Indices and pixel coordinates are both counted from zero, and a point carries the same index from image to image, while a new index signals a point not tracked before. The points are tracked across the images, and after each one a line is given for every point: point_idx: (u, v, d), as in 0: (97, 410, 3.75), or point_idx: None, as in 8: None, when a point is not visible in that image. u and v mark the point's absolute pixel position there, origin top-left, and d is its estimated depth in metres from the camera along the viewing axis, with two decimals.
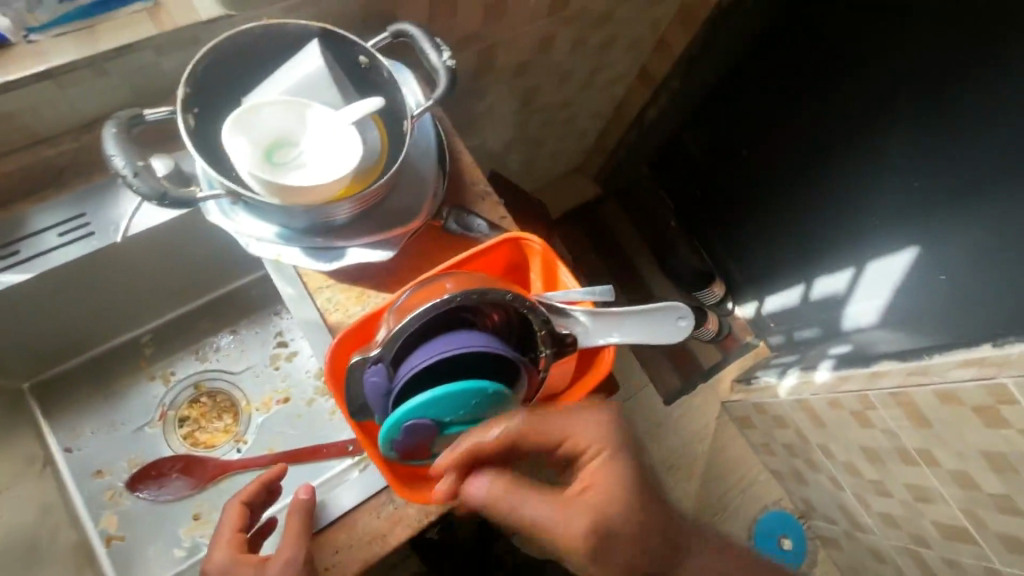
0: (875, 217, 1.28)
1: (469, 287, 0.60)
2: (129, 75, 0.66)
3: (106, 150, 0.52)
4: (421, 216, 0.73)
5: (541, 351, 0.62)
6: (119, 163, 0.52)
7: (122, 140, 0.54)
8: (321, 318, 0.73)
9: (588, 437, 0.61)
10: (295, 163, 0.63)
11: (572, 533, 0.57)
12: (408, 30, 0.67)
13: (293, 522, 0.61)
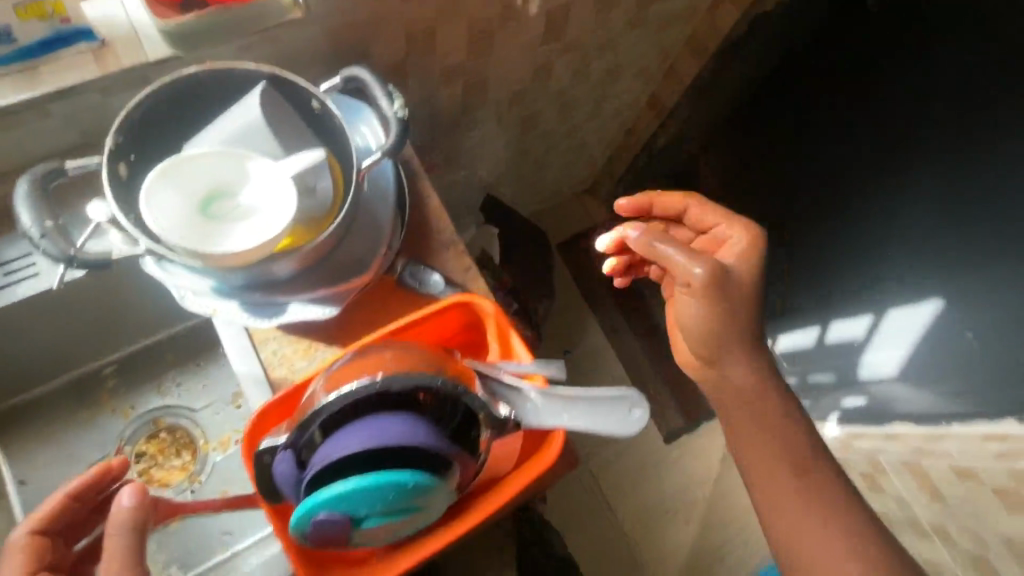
0: (892, 268, 1.13)
1: (401, 365, 0.55)
2: (74, 116, 0.64)
3: (19, 210, 0.51)
4: (373, 270, 0.68)
5: (482, 432, 0.57)
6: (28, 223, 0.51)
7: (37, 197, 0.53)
8: (265, 373, 0.69)
9: (738, 234, 0.76)
10: (230, 217, 0.58)
11: (707, 268, 0.69)
12: (360, 74, 0.64)
13: (111, 544, 0.61)
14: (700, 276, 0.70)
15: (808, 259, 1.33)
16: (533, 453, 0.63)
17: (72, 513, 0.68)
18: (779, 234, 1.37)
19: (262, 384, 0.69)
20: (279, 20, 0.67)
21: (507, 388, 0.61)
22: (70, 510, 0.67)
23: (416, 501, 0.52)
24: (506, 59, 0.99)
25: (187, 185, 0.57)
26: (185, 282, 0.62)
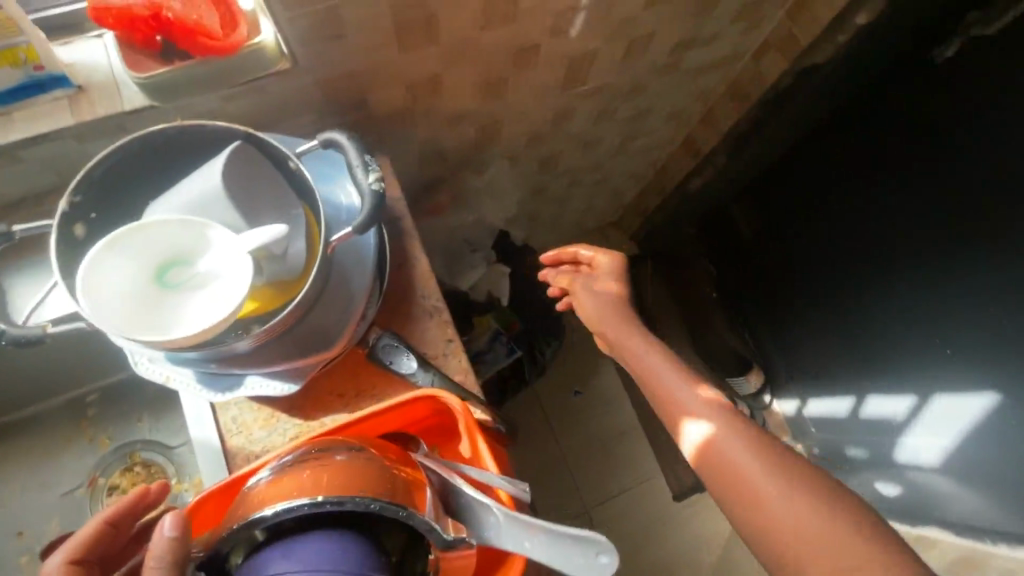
0: (950, 351, 1.02)
1: (341, 477, 0.49)
2: (47, 161, 0.61)
3: None
4: (340, 344, 0.63)
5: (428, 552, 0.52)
6: None
7: None
8: (221, 442, 0.65)
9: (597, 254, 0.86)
10: (182, 289, 0.54)
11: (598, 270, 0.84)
12: (337, 139, 0.59)
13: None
14: (593, 294, 0.82)
15: (841, 330, 1.21)
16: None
17: (109, 542, 0.56)
18: (809, 300, 1.26)
19: (217, 453, 0.65)
20: (264, 71, 0.62)
21: (470, 502, 0.54)
22: (105, 541, 0.55)
23: None
24: (522, 104, 0.93)
25: (140, 252, 0.54)
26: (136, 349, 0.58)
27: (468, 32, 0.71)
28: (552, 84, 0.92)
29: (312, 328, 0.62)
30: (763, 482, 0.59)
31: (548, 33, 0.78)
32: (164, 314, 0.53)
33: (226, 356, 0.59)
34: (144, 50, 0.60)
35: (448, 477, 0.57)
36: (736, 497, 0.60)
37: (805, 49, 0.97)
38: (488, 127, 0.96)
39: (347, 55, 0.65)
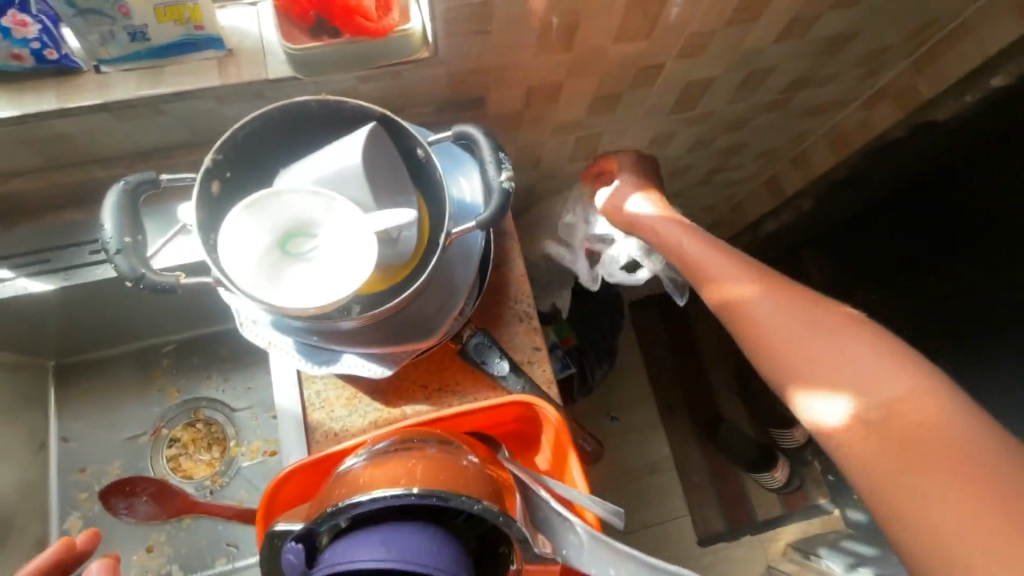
0: None
1: (440, 466, 0.48)
2: (187, 116, 0.63)
3: (100, 218, 0.48)
4: (438, 336, 0.63)
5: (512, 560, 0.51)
6: (106, 234, 0.48)
7: (123, 208, 0.50)
8: (302, 413, 0.66)
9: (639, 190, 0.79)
10: (303, 259, 0.55)
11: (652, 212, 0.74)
12: (473, 134, 0.59)
13: None
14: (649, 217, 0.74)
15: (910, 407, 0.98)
16: None
17: None
18: None
19: (298, 425, 0.65)
20: (406, 57, 0.63)
21: (556, 516, 0.53)
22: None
23: None
24: (626, 122, 0.92)
25: (268, 217, 0.55)
26: (250, 309, 0.59)
27: (603, 44, 0.71)
28: (660, 106, 0.90)
29: (413, 316, 0.62)
30: (956, 454, 0.46)
31: (674, 55, 0.78)
32: (284, 282, 0.54)
33: (329, 327, 0.59)
34: (296, 21, 0.61)
35: (531, 488, 0.55)
36: (903, 478, 0.47)
37: (925, 102, 0.93)
38: (587, 140, 0.95)
39: (484, 52, 0.66)
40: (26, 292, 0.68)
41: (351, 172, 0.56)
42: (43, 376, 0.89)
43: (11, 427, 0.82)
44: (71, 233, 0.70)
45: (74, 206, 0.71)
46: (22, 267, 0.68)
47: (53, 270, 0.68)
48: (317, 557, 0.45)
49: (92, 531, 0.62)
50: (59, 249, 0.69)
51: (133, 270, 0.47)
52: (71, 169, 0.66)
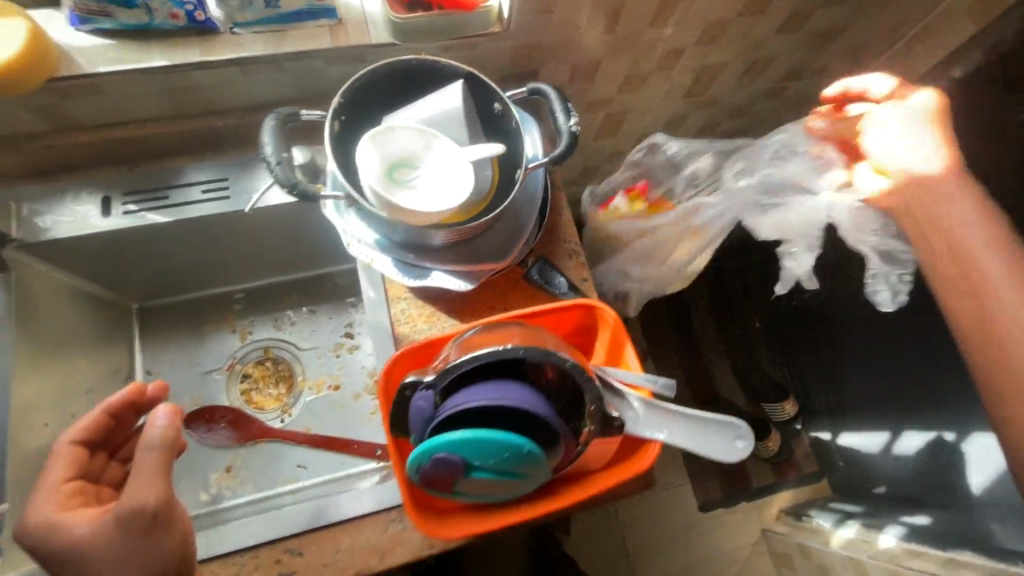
0: None
1: (531, 340, 0.61)
2: (299, 74, 0.75)
3: (262, 139, 0.60)
4: (510, 259, 0.75)
5: (586, 424, 0.60)
6: (268, 151, 0.60)
7: (277, 133, 0.62)
8: (390, 327, 0.77)
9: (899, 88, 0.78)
10: (408, 185, 0.66)
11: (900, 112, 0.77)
12: (545, 90, 0.72)
13: (143, 460, 0.59)
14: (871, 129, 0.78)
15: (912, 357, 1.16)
16: (627, 459, 0.65)
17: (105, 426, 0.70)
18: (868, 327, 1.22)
19: (386, 337, 0.77)
20: (485, 30, 0.76)
21: (617, 389, 0.64)
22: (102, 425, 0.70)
23: (521, 467, 0.58)
24: (648, 103, 1.07)
25: (384, 144, 0.66)
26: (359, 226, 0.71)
27: (638, 27, 0.85)
28: (676, 89, 1.05)
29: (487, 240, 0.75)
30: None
31: (693, 41, 0.93)
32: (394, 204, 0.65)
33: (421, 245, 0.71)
34: None
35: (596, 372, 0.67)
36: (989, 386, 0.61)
37: None
38: (613, 118, 1.09)
39: (545, 30, 0.79)
40: (148, 224, 0.78)
41: (448, 113, 0.68)
42: (126, 316, 0.97)
43: (103, 357, 0.91)
44: (186, 176, 0.80)
45: (186, 153, 0.81)
46: (143, 203, 0.79)
47: (168, 205, 0.79)
48: (440, 402, 0.57)
49: (160, 384, 0.75)
50: (175, 187, 0.79)
51: (289, 181, 0.59)
52: (193, 118, 0.77)
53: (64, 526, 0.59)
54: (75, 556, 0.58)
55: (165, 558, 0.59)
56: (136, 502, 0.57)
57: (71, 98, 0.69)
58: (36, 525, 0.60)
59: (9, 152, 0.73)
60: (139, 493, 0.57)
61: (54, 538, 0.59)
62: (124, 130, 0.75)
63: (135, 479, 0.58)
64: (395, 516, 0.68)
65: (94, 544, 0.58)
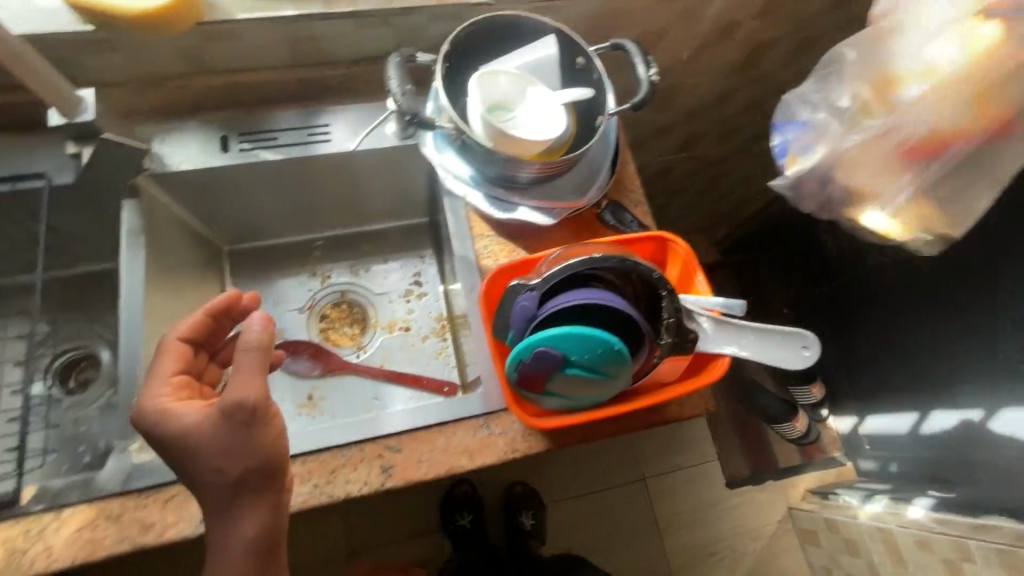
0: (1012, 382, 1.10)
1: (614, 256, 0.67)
2: (401, 29, 0.84)
3: (388, 73, 0.69)
4: (587, 200, 0.82)
5: (664, 335, 0.67)
6: (394, 84, 0.69)
7: (400, 69, 0.71)
8: (476, 259, 0.85)
9: None
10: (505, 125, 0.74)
11: None
12: (626, 45, 0.79)
13: (248, 358, 0.60)
14: None
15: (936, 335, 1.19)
16: (697, 373, 0.72)
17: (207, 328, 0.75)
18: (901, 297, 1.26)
19: (472, 268, 0.84)
20: None
21: (690, 311, 0.70)
22: (205, 325, 0.75)
23: (609, 366, 0.65)
24: (701, 76, 1.14)
25: (487, 84, 0.74)
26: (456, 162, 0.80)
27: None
28: (729, 63, 1.12)
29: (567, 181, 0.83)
30: None
31: (750, 15, 1.00)
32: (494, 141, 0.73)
33: (511, 180, 0.79)
34: None
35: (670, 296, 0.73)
36: None
37: None
38: (668, 90, 1.16)
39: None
40: (259, 161, 0.86)
41: (542, 59, 0.76)
42: (219, 257, 1.06)
43: (203, 289, 0.99)
44: (294, 120, 0.88)
45: (292, 101, 0.90)
46: (256, 142, 0.87)
47: (278, 144, 0.87)
48: (541, 303, 0.65)
49: (254, 298, 0.81)
50: (283, 130, 0.87)
51: (410, 108, 0.68)
52: (306, 68, 0.86)
53: (172, 414, 0.61)
54: (186, 439, 0.60)
55: (258, 454, 0.59)
56: (235, 396, 0.58)
57: (209, 41, 0.78)
58: (146, 409, 0.63)
59: (147, 90, 0.83)
60: (242, 387, 0.58)
61: (163, 423, 0.62)
62: (247, 76, 0.85)
63: (237, 373, 0.59)
64: (482, 423, 0.75)
65: (201, 431, 0.59)
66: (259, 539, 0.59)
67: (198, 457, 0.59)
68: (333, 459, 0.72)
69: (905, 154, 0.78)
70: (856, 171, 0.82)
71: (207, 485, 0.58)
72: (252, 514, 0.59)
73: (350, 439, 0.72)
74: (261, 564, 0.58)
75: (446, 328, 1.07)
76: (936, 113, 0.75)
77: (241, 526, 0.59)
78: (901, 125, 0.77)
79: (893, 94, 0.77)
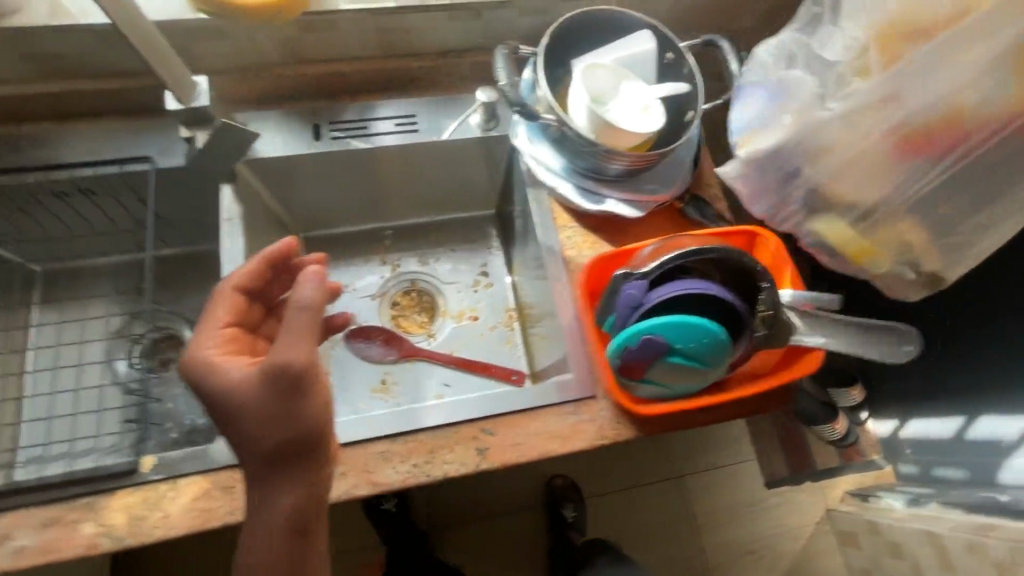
0: None
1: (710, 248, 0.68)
2: (491, 23, 0.85)
3: (496, 64, 0.70)
4: (672, 194, 0.83)
5: (762, 329, 0.68)
6: (501, 75, 0.70)
7: (505, 60, 0.72)
8: (561, 250, 0.85)
9: None
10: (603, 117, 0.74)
11: None
12: (719, 41, 0.79)
13: (300, 316, 0.56)
14: None
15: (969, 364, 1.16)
16: (787, 366, 0.73)
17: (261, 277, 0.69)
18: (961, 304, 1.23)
19: (556, 258, 0.85)
20: None
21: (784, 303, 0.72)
22: (260, 274, 0.69)
23: (709, 355, 0.66)
24: None
25: (589, 76, 0.75)
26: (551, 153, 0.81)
27: None
28: None
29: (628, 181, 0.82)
30: None
31: None
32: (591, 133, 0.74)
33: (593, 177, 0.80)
34: None
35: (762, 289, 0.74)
36: None
37: None
38: None
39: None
40: (346, 149, 0.88)
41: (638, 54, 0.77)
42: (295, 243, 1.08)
43: None
44: (381, 110, 0.89)
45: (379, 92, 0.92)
46: (346, 131, 0.88)
47: (366, 134, 0.89)
48: (645, 292, 0.66)
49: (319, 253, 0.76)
50: (371, 120, 0.89)
51: (518, 101, 0.70)
52: (395, 59, 0.88)
53: (219, 370, 0.59)
54: (228, 398, 0.58)
55: (303, 422, 0.57)
56: (283, 356, 0.54)
57: (309, 32, 0.80)
58: (196, 361, 0.61)
59: (243, 78, 0.85)
60: (290, 349, 0.54)
61: (211, 377, 0.59)
62: (338, 67, 0.87)
63: (287, 333, 0.55)
64: (571, 410, 0.77)
65: (244, 393, 0.57)
66: (291, 511, 0.58)
67: (237, 420, 0.57)
68: (430, 440, 0.74)
69: (896, 147, 0.69)
70: (842, 179, 0.74)
71: (247, 449, 0.57)
72: (286, 486, 0.58)
73: (446, 421, 0.74)
74: (292, 534, 0.58)
75: (514, 319, 1.09)
76: (956, 75, 0.63)
77: (276, 496, 0.58)
78: (904, 92, 0.66)
79: (903, 47, 0.67)
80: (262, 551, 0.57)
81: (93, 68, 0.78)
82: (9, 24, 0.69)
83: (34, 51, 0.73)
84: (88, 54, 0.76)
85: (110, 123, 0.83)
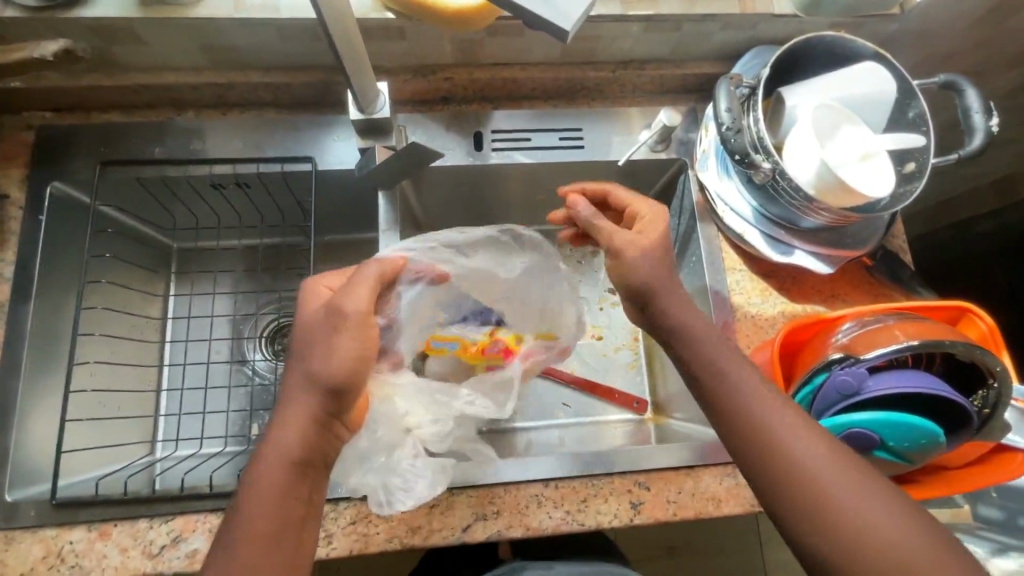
0: None
1: (935, 333, 0.60)
2: (687, 36, 0.76)
3: (718, 97, 0.66)
4: (870, 249, 0.75)
5: (975, 427, 0.61)
6: (721, 110, 0.65)
7: (725, 94, 0.67)
8: (728, 294, 0.77)
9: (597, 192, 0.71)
10: (830, 162, 0.64)
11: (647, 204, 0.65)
12: (958, 83, 0.69)
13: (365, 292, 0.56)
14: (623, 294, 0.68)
15: None
16: (986, 460, 0.66)
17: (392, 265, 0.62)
18: None
19: (724, 303, 0.77)
20: (887, 11, 0.74)
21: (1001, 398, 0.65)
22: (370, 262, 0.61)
23: (917, 453, 0.61)
24: None
25: (817, 118, 0.65)
26: (422, 258, 0.68)
27: None
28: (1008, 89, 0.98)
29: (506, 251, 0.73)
30: None
31: None
32: (808, 183, 0.66)
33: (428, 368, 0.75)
34: None
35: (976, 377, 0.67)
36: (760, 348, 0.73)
37: None
38: None
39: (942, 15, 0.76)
40: (508, 161, 0.81)
41: (866, 95, 0.68)
42: None
43: None
44: (549, 121, 0.83)
45: (543, 98, 0.85)
46: (509, 142, 0.82)
47: (530, 146, 0.82)
48: (861, 380, 0.60)
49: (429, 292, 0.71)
50: (536, 131, 0.82)
51: (740, 148, 0.65)
52: (571, 66, 0.80)
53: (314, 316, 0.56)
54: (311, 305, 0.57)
55: (337, 379, 0.53)
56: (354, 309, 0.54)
57: (490, 36, 0.74)
58: (308, 289, 0.58)
59: (409, 79, 0.79)
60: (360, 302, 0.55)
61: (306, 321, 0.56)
62: (506, 71, 0.80)
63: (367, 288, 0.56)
64: (729, 472, 0.73)
65: (323, 315, 0.55)
66: (300, 450, 0.52)
67: (310, 336, 0.55)
68: (584, 488, 0.72)
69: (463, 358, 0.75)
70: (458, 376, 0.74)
71: (296, 372, 0.54)
72: (297, 417, 0.53)
73: (602, 470, 0.72)
74: (293, 482, 0.52)
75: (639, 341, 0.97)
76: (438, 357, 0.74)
77: (287, 427, 0.52)
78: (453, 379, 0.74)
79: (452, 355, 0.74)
80: (266, 496, 0.51)
81: (262, 59, 0.74)
82: (194, 15, 0.65)
83: (210, 42, 0.70)
84: (262, 47, 0.72)
85: (269, 115, 0.79)
